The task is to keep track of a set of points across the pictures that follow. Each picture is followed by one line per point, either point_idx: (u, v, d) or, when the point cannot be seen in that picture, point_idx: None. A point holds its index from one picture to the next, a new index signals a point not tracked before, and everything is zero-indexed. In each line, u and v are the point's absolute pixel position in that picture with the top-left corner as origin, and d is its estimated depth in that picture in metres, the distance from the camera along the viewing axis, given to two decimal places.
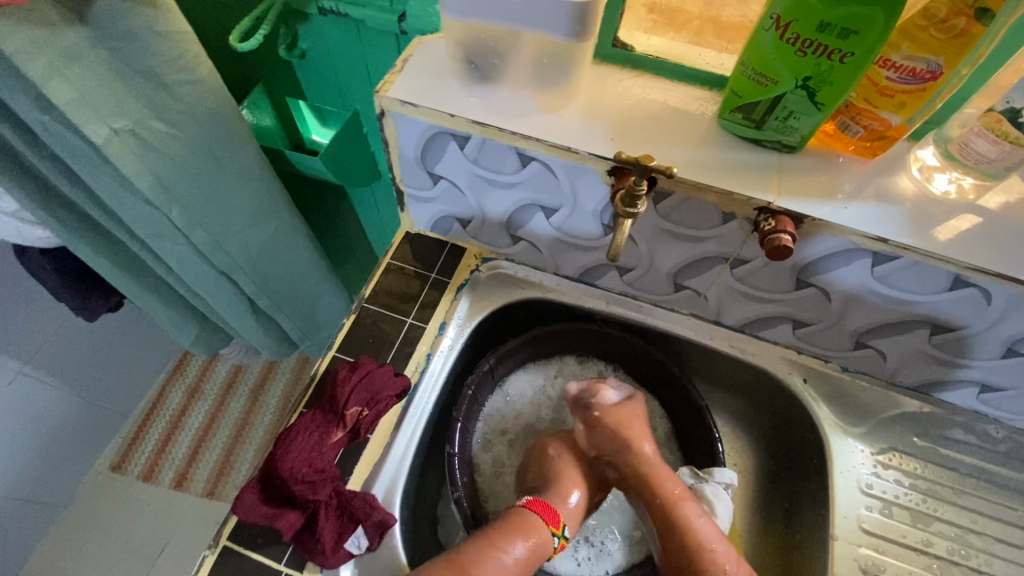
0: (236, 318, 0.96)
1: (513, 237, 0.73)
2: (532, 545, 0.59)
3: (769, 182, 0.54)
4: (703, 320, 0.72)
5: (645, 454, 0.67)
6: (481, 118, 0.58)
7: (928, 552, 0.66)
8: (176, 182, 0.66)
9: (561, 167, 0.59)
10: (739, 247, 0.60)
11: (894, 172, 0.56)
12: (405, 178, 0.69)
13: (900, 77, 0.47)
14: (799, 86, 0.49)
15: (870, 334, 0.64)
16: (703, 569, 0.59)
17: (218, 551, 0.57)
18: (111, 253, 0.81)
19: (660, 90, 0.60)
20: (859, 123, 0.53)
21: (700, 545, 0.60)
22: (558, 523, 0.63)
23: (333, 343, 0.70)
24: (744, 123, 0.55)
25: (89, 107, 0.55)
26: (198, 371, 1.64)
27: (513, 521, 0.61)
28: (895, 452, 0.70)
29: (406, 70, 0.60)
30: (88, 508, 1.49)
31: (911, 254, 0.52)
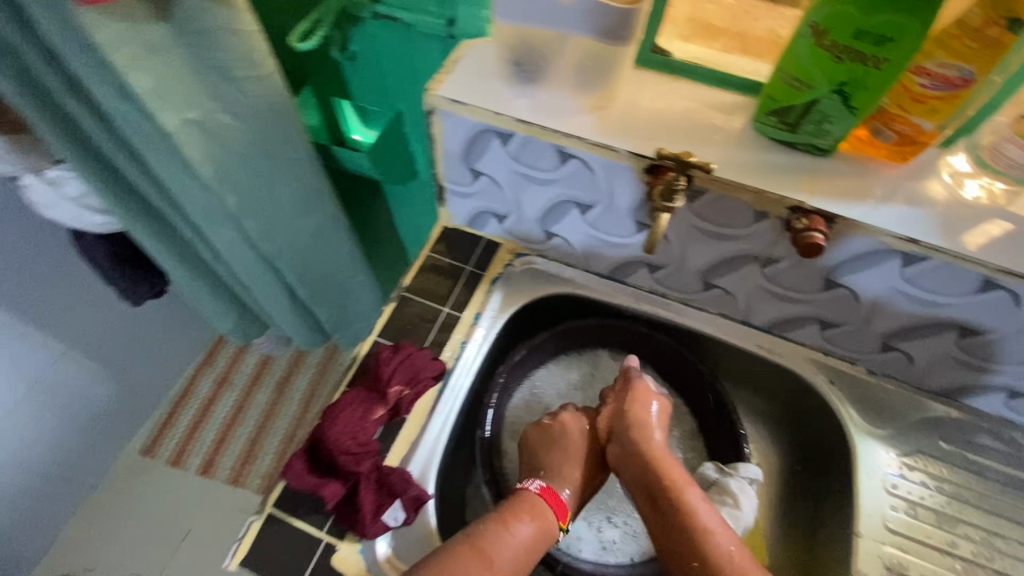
0: (275, 307, 1.01)
1: (548, 234, 0.75)
2: (543, 538, 0.61)
3: (802, 183, 0.56)
4: (732, 320, 0.74)
5: (656, 439, 0.67)
6: (525, 117, 0.61)
7: (953, 553, 0.66)
8: (234, 170, 0.71)
9: (599, 165, 0.61)
10: (769, 247, 0.62)
11: (925, 177, 0.57)
12: (447, 173, 0.73)
13: (932, 84, 0.49)
14: (834, 91, 0.51)
15: (899, 337, 0.65)
16: (705, 550, 0.57)
17: (264, 517, 0.61)
18: (165, 239, 0.86)
19: (697, 95, 0.62)
20: (891, 128, 0.55)
21: (704, 526, 0.59)
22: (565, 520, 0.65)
23: (376, 327, 0.75)
24: (779, 126, 0.57)
25: (165, 98, 0.60)
26: (228, 361, 1.69)
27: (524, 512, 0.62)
28: (921, 455, 0.71)
29: (455, 71, 0.64)
30: (119, 490, 1.54)
31: (941, 256, 0.54)
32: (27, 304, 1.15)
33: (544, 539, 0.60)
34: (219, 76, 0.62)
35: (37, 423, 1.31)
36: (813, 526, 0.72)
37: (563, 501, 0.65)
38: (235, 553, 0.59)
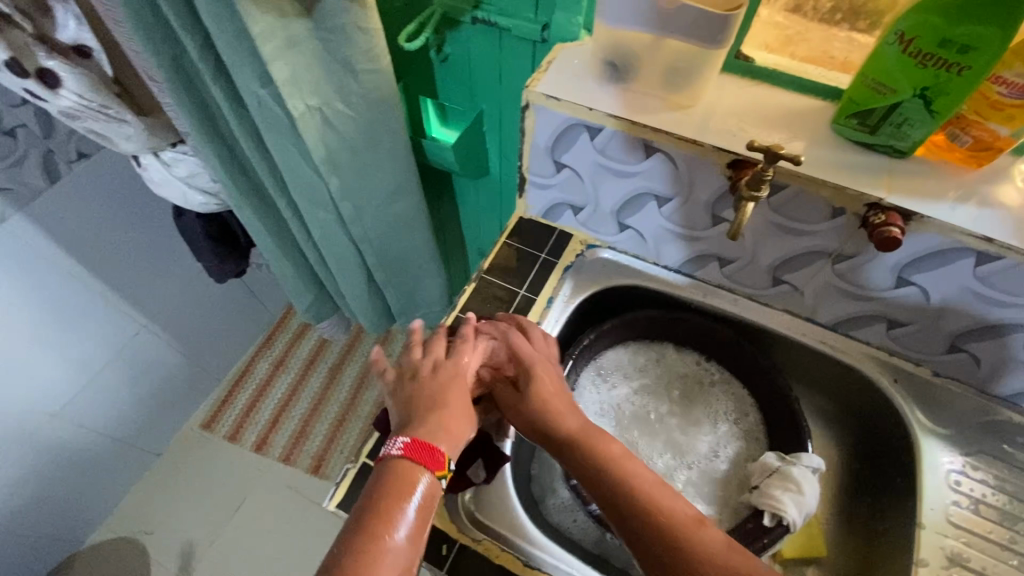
0: (352, 289, 1.08)
1: (621, 226, 0.80)
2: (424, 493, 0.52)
3: (879, 182, 0.60)
4: (795, 317, 0.77)
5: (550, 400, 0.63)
6: (616, 112, 0.66)
7: (1013, 549, 0.66)
8: (339, 155, 0.79)
9: (682, 160, 0.66)
10: (842, 243, 0.65)
11: (1000, 182, 0.60)
12: (531, 165, 0.79)
13: (1011, 93, 0.53)
14: (916, 95, 0.55)
15: (966, 338, 0.67)
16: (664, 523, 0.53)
17: (358, 466, 0.66)
18: (263, 217, 0.95)
19: (777, 99, 0.67)
20: (968, 133, 0.58)
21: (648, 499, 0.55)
22: (445, 468, 0.53)
23: (456, 304, 0.80)
24: (858, 128, 0.61)
25: (296, 85, 0.68)
26: (285, 345, 1.78)
27: (394, 482, 0.51)
28: (985, 456, 0.72)
29: (551, 70, 0.70)
30: (180, 460, 1.64)
31: (1016, 255, 0.56)
32: (122, 278, 1.26)
33: (428, 495, 0.52)
34: (341, 68, 0.70)
35: (117, 388, 1.42)
36: (873, 522, 0.74)
37: (434, 449, 0.54)
38: (333, 496, 0.65)
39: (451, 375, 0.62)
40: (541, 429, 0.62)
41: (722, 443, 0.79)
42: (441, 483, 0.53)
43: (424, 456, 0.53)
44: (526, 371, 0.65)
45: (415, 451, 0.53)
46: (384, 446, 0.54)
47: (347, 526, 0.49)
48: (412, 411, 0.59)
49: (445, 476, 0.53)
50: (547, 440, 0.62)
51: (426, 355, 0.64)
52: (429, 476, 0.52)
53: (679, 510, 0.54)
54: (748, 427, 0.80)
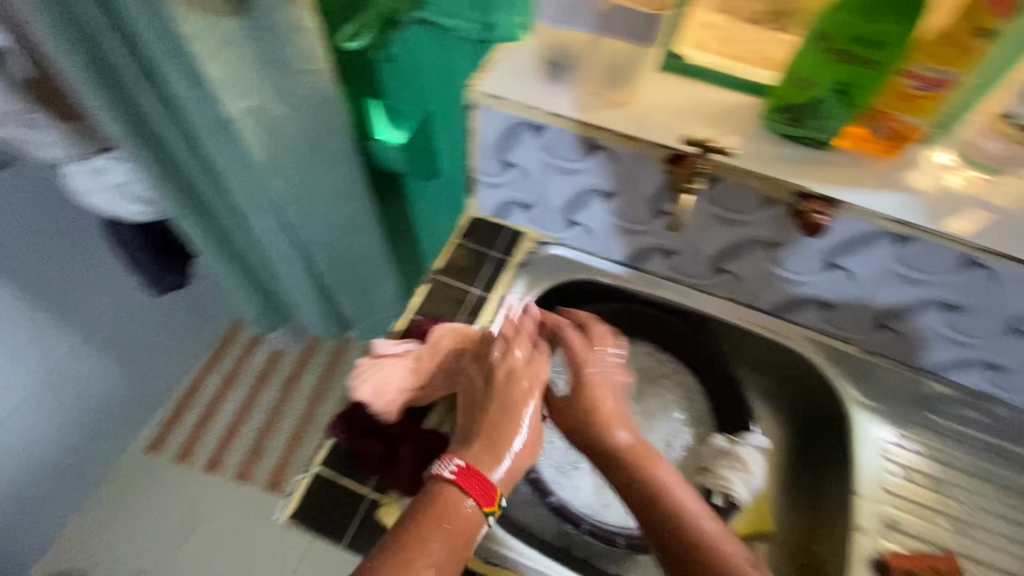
0: (302, 296, 1.05)
1: (570, 222, 0.82)
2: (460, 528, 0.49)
3: (806, 172, 0.63)
4: (738, 303, 0.81)
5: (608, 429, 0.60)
6: (559, 110, 0.67)
7: (941, 510, 0.73)
8: (282, 159, 0.77)
9: (625, 155, 0.68)
10: (776, 231, 0.68)
11: (913, 170, 0.65)
12: (479, 164, 0.79)
13: (919, 85, 0.56)
14: (834, 89, 0.59)
15: (890, 317, 0.72)
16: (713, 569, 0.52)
17: (312, 475, 0.64)
18: (203, 224, 0.91)
19: (710, 95, 0.70)
20: (882, 124, 0.62)
21: (698, 537, 0.54)
22: (494, 504, 0.51)
23: (409, 306, 0.80)
24: (785, 122, 0.64)
25: (234, 86, 0.66)
26: (236, 358, 1.71)
27: (438, 506, 0.49)
28: (919, 427, 0.78)
29: (493, 70, 0.70)
30: (125, 486, 1.54)
31: (929, 238, 0.61)
32: (50, 295, 1.18)
33: (467, 531, 0.49)
34: (280, 68, 0.68)
35: (50, 414, 1.33)
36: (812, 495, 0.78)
37: (488, 481, 0.51)
38: (285, 508, 0.63)
39: (526, 391, 0.57)
40: (592, 440, 0.60)
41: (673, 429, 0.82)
42: (487, 519, 0.51)
43: (474, 486, 0.51)
44: (571, 383, 0.62)
45: (464, 479, 0.51)
46: (437, 466, 0.52)
47: (379, 543, 0.48)
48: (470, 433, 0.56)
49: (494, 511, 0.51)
50: (599, 452, 0.60)
51: (450, 361, 0.65)
52: (475, 507, 0.50)
53: (732, 551, 0.53)
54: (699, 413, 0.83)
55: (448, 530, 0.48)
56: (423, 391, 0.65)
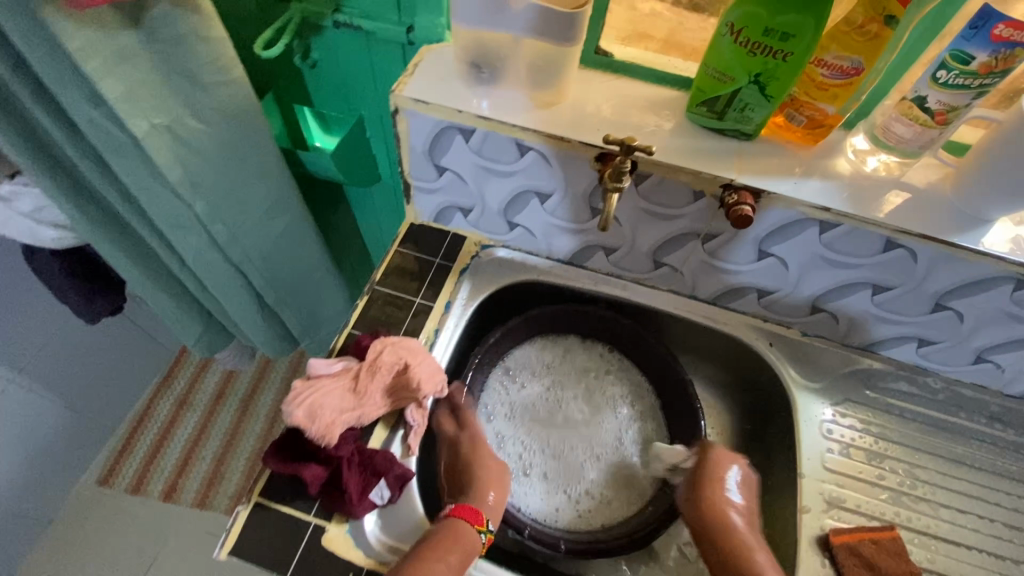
0: (243, 315, 1.01)
1: (511, 224, 0.81)
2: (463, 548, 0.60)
3: (731, 164, 0.64)
4: (680, 295, 0.81)
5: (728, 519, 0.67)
6: (484, 113, 0.66)
7: (881, 485, 0.72)
8: (203, 177, 0.73)
9: (555, 156, 0.68)
10: (709, 222, 0.69)
11: (833, 156, 0.66)
12: (412, 170, 0.77)
13: (831, 73, 0.58)
14: (752, 81, 0.59)
15: (823, 300, 0.74)
16: None
17: (251, 507, 0.61)
18: (127, 248, 0.86)
19: (637, 91, 0.70)
20: (802, 113, 0.63)
21: None
22: (484, 520, 0.63)
23: (348, 322, 0.76)
24: (708, 115, 0.65)
25: (135, 103, 0.62)
26: (187, 381, 1.65)
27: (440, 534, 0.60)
28: (850, 403, 0.78)
29: (417, 74, 0.69)
30: (75, 525, 1.46)
31: (850, 221, 0.63)
32: None
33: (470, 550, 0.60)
34: (188, 81, 0.64)
35: None
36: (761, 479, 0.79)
37: (473, 507, 0.64)
38: (223, 544, 0.60)
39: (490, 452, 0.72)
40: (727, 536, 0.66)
41: (622, 426, 0.83)
42: (482, 536, 0.62)
43: (465, 513, 0.63)
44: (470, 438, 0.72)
45: (459, 510, 0.63)
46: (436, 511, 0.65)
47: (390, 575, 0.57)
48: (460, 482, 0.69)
49: (485, 530, 0.63)
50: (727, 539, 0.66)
51: (387, 374, 0.63)
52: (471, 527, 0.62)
53: None
54: (648, 408, 0.84)
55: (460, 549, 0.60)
56: (361, 410, 0.62)
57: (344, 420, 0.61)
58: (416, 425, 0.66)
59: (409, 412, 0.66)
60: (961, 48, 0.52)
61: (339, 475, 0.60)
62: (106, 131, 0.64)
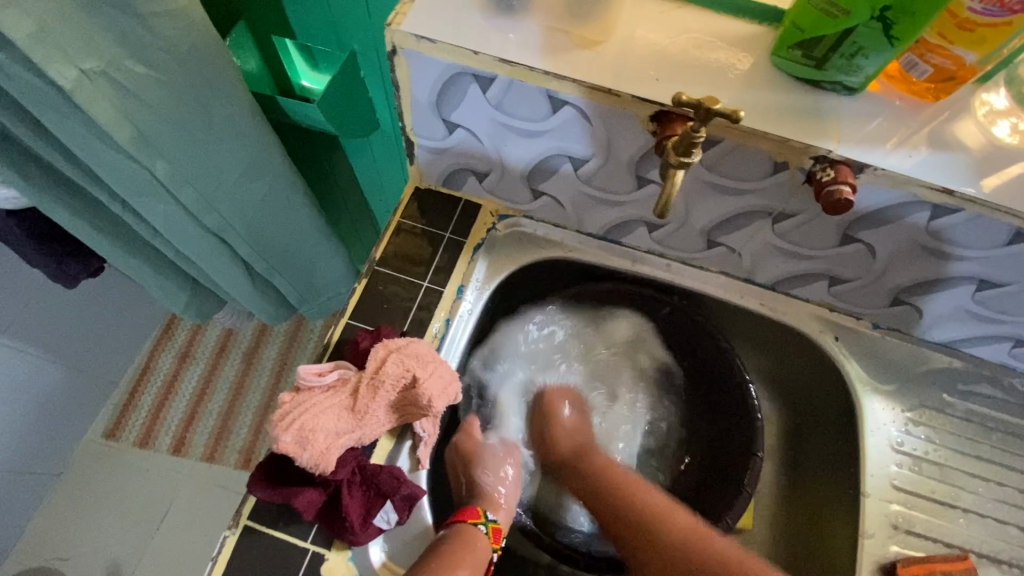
0: (232, 284, 0.90)
1: (534, 193, 0.67)
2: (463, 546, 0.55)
3: (826, 129, 0.50)
4: (734, 279, 0.69)
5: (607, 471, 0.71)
6: (508, 56, 0.51)
7: (957, 506, 0.66)
8: (160, 133, 0.60)
9: (598, 113, 0.53)
10: (786, 200, 0.55)
11: (957, 118, 0.51)
12: (416, 126, 0.63)
13: (984, 9, 0.42)
14: (875, 18, 0.44)
15: (910, 292, 0.61)
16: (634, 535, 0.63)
17: (239, 532, 0.53)
18: (86, 210, 0.73)
19: (704, 24, 0.54)
20: (928, 61, 0.48)
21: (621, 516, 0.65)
22: (480, 513, 0.59)
23: (347, 309, 0.65)
24: (803, 61, 0.50)
25: (52, 43, 0.48)
26: (187, 335, 1.46)
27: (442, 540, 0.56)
28: (924, 409, 0.69)
29: (419, 1, 0.53)
30: (70, 491, 1.33)
31: (974, 208, 0.49)
32: None
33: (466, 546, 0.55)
34: (122, 13, 0.49)
35: None
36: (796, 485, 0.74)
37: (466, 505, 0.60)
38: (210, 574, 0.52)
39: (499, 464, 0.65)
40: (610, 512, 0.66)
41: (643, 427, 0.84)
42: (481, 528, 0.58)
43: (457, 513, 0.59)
44: (470, 456, 0.64)
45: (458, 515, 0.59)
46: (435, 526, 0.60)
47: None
48: (477, 500, 0.62)
49: (483, 521, 0.59)
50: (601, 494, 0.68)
51: (394, 388, 0.54)
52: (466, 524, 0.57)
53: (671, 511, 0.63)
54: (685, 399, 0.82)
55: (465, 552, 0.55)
56: (362, 430, 0.54)
57: (342, 444, 0.53)
58: (427, 437, 0.58)
59: (417, 423, 0.57)
60: None
61: (338, 499, 0.52)
62: (21, 80, 0.51)
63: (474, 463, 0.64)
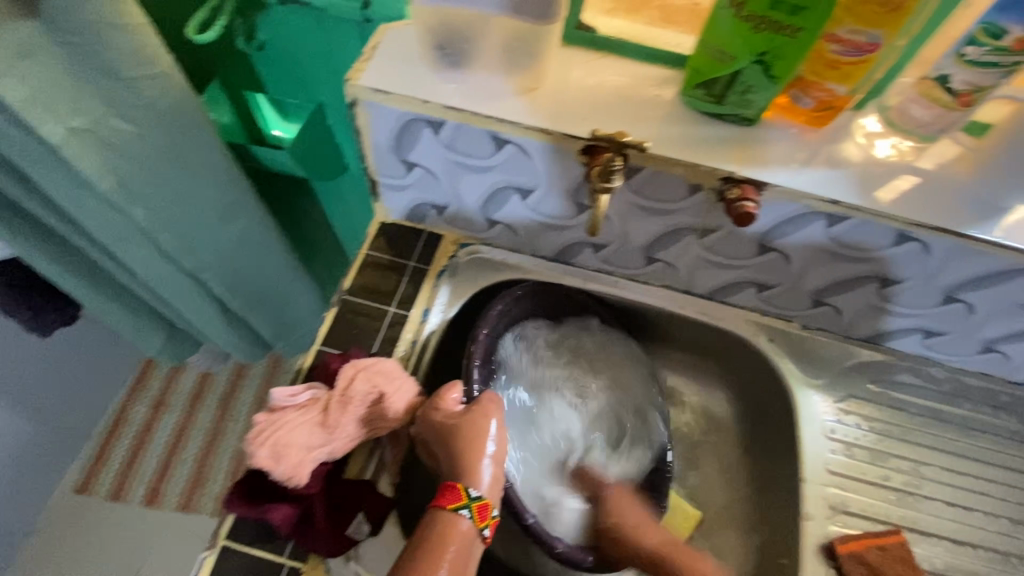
0: (207, 323, 0.93)
1: (490, 221, 0.74)
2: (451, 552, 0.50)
3: (732, 153, 0.58)
4: (675, 290, 0.76)
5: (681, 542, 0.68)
6: (454, 102, 0.59)
7: (887, 486, 0.71)
8: (140, 182, 0.65)
9: (536, 149, 0.60)
10: (706, 217, 0.63)
11: (841, 141, 0.60)
12: (378, 167, 0.69)
13: (845, 50, 0.51)
14: (755, 62, 0.52)
15: (827, 293, 0.69)
16: None
17: (217, 551, 0.56)
18: (64, 257, 0.77)
19: (624, 70, 0.63)
20: (809, 95, 0.57)
21: None
22: (462, 495, 0.53)
23: (318, 336, 0.69)
24: (705, 98, 0.58)
25: (44, 106, 0.54)
26: (163, 382, 1.46)
27: (433, 529, 0.51)
28: (853, 400, 0.75)
29: (375, 58, 0.60)
30: (41, 551, 1.29)
31: (860, 214, 0.57)
32: None
33: (458, 540, 0.51)
34: (110, 79, 0.56)
35: None
36: (746, 504, 0.78)
37: (448, 484, 0.54)
38: None
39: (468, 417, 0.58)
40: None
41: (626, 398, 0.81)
42: (463, 514, 0.52)
43: (441, 496, 0.53)
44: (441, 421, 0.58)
45: (447, 498, 0.53)
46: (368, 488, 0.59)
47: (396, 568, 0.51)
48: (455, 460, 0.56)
49: (467, 505, 0.53)
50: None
51: (365, 400, 0.58)
52: (465, 516, 0.52)
53: None
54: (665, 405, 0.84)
55: (452, 551, 0.51)
56: (333, 444, 0.57)
57: (315, 457, 0.56)
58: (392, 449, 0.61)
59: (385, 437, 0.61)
60: (994, 22, 0.47)
61: (313, 513, 0.56)
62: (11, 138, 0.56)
63: (455, 429, 0.57)
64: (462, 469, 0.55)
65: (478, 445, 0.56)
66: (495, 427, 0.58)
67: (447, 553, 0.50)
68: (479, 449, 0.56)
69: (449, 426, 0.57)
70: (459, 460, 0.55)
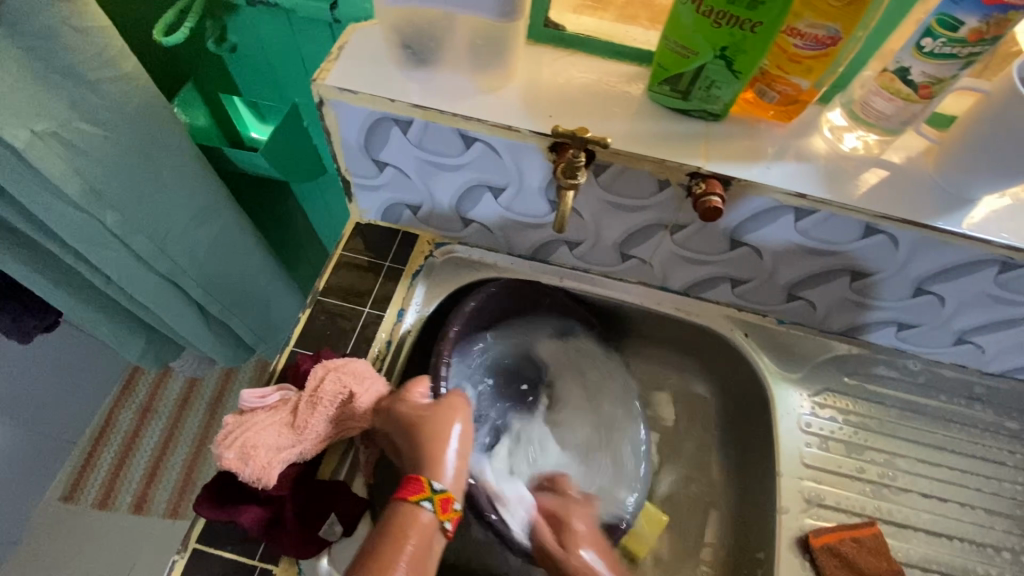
0: (187, 328, 0.93)
1: (464, 221, 0.74)
2: (411, 545, 0.50)
3: (698, 149, 0.58)
4: (651, 287, 0.76)
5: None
6: (421, 101, 0.59)
7: (863, 478, 0.72)
8: (110, 186, 0.65)
9: (504, 146, 0.60)
10: (677, 213, 0.63)
11: (808, 135, 0.61)
12: (350, 167, 0.69)
13: (805, 44, 0.51)
14: (718, 57, 0.53)
15: (800, 287, 0.69)
16: None
17: (188, 555, 0.55)
18: (38, 262, 0.76)
19: (591, 68, 0.63)
20: (774, 89, 0.57)
21: None
22: (424, 487, 0.53)
23: (291, 338, 0.69)
24: (671, 94, 0.59)
25: (7, 111, 0.53)
26: (149, 388, 1.45)
27: (394, 522, 0.51)
28: (830, 393, 0.75)
29: (342, 59, 0.60)
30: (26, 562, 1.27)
31: (828, 208, 0.57)
32: None
33: (420, 531, 0.51)
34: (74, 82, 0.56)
35: None
36: (727, 500, 0.78)
37: (410, 478, 0.54)
38: None
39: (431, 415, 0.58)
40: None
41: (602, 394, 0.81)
42: (426, 506, 0.52)
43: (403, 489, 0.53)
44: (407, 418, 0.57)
45: (409, 491, 0.53)
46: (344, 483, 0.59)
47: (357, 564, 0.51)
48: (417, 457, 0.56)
49: (430, 497, 0.53)
50: None
51: (335, 402, 0.58)
52: (427, 509, 0.52)
53: None
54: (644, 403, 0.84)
55: (413, 543, 0.50)
56: (302, 445, 0.57)
57: (284, 459, 0.56)
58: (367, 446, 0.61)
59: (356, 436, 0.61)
60: (948, 13, 0.48)
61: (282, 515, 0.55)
62: None
63: (418, 425, 0.57)
64: (424, 464, 0.55)
65: (441, 441, 0.56)
66: (460, 425, 0.58)
67: (407, 545, 0.50)
68: (443, 446, 0.56)
69: (410, 420, 0.57)
70: (423, 457, 0.55)
